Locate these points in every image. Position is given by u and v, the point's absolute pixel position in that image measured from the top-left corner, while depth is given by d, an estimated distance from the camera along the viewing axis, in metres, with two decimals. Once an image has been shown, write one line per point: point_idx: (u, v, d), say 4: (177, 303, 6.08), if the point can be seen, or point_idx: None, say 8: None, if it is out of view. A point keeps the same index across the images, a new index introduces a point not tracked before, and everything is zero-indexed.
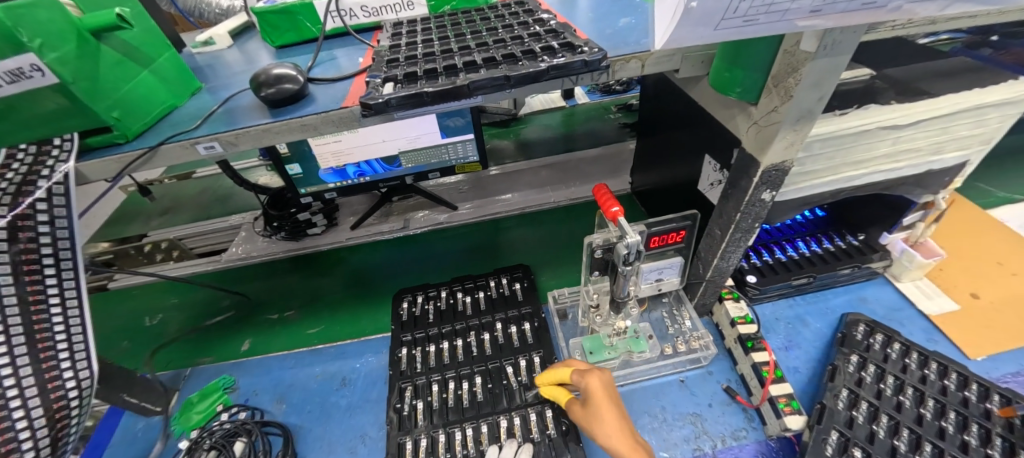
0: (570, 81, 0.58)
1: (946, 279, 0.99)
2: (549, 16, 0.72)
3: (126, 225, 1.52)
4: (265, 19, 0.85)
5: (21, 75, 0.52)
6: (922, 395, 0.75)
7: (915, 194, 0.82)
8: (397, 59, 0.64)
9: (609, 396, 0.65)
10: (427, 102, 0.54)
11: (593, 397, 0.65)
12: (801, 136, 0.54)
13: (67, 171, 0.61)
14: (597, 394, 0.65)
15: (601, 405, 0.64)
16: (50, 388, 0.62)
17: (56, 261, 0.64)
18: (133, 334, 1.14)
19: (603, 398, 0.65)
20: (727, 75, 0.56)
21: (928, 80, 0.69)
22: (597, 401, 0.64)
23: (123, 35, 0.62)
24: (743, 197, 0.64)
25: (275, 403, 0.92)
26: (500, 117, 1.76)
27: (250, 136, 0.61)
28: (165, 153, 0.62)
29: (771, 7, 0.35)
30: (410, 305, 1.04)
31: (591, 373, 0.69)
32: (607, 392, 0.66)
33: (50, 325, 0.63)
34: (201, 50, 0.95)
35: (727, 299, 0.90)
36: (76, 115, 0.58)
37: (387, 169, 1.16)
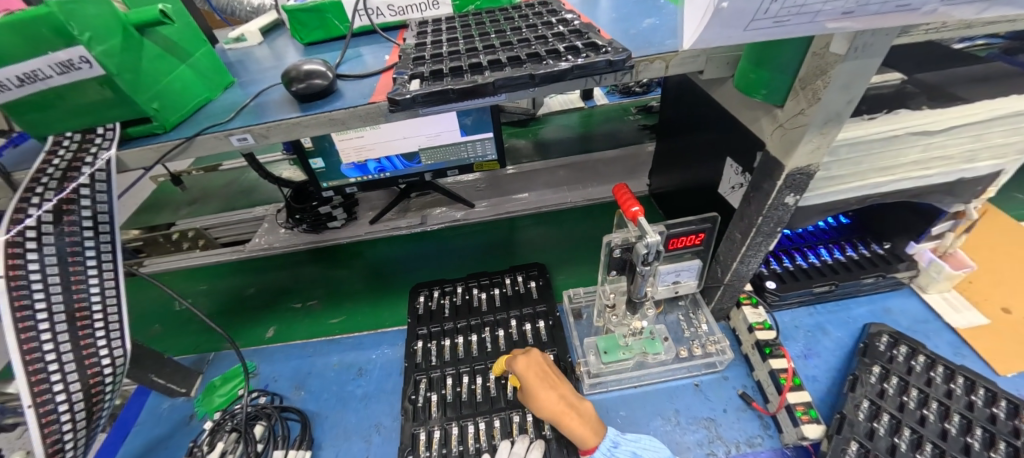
0: (593, 80, 0.58)
1: (975, 292, 0.96)
2: (573, 16, 0.72)
3: (156, 214, 1.58)
4: (295, 17, 0.87)
5: (71, 66, 0.55)
6: (947, 409, 0.73)
7: (945, 203, 0.79)
8: (423, 57, 0.65)
9: (536, 371, 0.73)
10: (452, 99, 0.55)
11: (525, 378, 0.72)
12: (828, 139, 0.53)
13: (110, 159, 0.63)
14: (527, 374, 0.72)
15: (532, 383, 0.71)
16: (87, 364, 0.66)
17: (96, 244, 0.67)
18: (163, 318, 1.18)
19: (532, 376, 0.72)
20: (753, 76, 0.56)
21: (963, 86, 0.67)
22: (529, 381, 0.71)
23: (165, 31, 0.64)
24: (766, 200, 0.63)
25: (293, 389, 0.95)
26: (519, 116, 1.77)
27: (280, 129, 0.64)
28: (201, 144, 0.64)
29: (802, 9, 0.35)
30: (426, 299, 1.06)
31: (515, 355, 0.74)
32: (533, 369, 0.73)
33: (89, 304, 0.66)
34: (232, 46, 0.99)
35: (745, 304, 0.89)
36: (119, 106, 0.61)
37: (407, 165, 1.18)
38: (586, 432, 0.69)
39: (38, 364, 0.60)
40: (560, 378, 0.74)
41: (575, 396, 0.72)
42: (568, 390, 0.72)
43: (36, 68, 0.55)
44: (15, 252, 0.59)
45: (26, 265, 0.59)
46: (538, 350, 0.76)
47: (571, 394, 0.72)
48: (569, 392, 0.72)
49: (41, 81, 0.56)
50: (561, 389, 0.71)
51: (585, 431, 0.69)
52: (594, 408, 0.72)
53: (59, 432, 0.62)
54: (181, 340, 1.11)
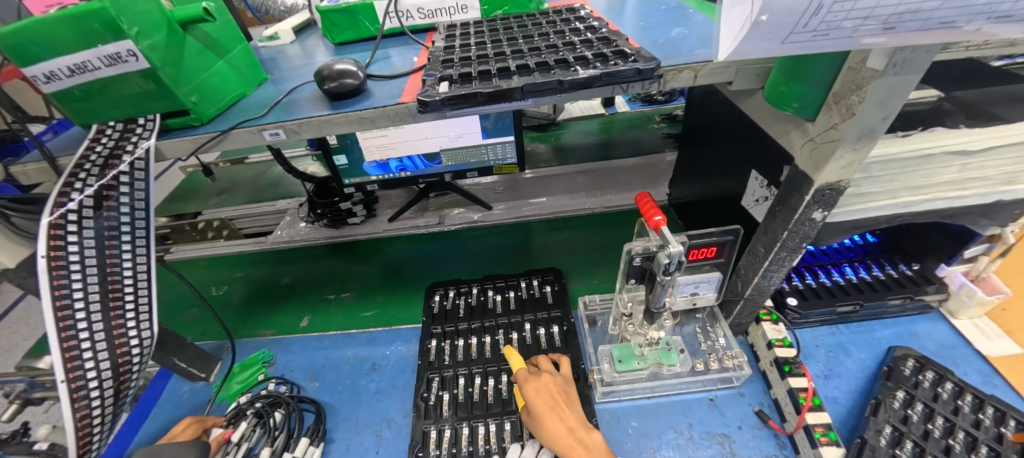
0: (621, 88, 0.58)
1: (1010, 320, 0.92)
2: (600, 23, 0.73)
3: (186, 203, 1.63)
4: (327, 17, 0.90)
5: (118, 59, 0.58)
6: (975, 440, 0.70)
7: (980, 225, 0.76)
8: (451, 59, 0.66)
9: (544, 397, 0.73)
10: (480, 102, 0.55)
11: (532, 403, 0.72)
12: (861, 156, 0.52)
13: (150, 148, 0.66)
14: (536, 401, 0.73)
15: (540, 409, 0.71)
16: (117, 344, 0.69)
17: (132, 229, 0.70)
18: (200, 302, 1.22)
19: (540, 402, 0.72)
20: (784, 88, 0.55)
21: (1004, 105, 0.65)
22: (536, 407, 0.72)
23: (206, 28, 0.67)
24: (792, 215, 0.62)
25: (308, 380, 0.97)
26: (539, 121, 1.78)
27: (311, 126, 0.65)
28: (235, 137, 0.66)
29: (842, 23, 0.34)
30: (441, 298, 1.07)
31: (527, 380, 0.76)
32: (541, 395, 0.73)
33: (121, 286, 0.69)
34: (266, 44, 1.02)
35: (764, 320, 0.87)
36: (160, 98, 0.64)
37: (428, 165, 1.19)
38: None
39: (71, 341, 0.63)
40: (571, 407, 0.73)
41: (584, 427, 0.70)
42: (577, 422, 0.70)
43: (86, 60, 0.58)
44: (57, 234, 0.61)
45: (66, 247, 0.62)
46: (550, 377, 0.77)
47: (580, 425, 0.70)
48: (578, 424, 0.70)
49: (89, 72, 0.59)
50: (571, 420, 0.70)
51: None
52: (604, 440, 0.69)
53: (88, 407, 0.66)
54: (218, 324, 1.14)
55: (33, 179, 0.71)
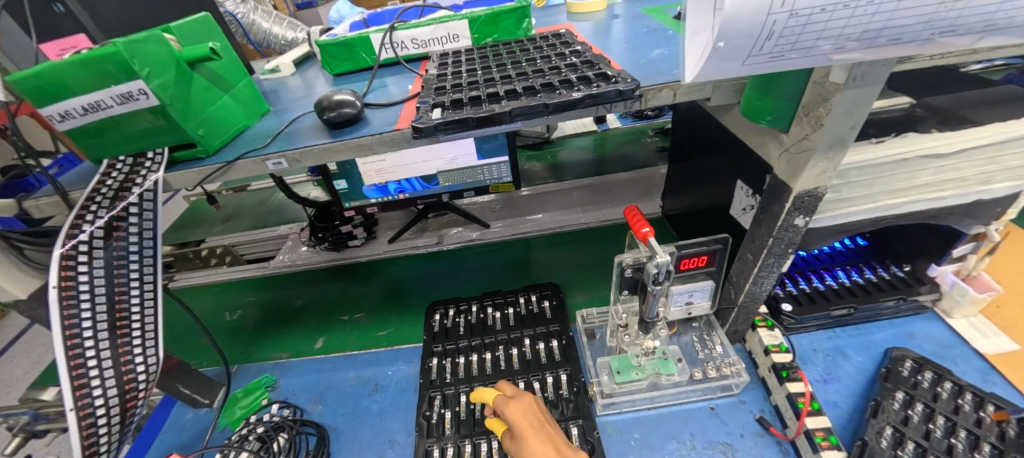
0: (604, 108, 0.61)
1: (1004, 317, 0.93)
2: (584, 47, 0.76)
3: (191, 232, 1.66)
4: (326, 51, 0.94)
5: (130, 98, 0.62)
6: (976, 439, 0.71)
7: (964, 225, 0.78)
8: (444, 87, 0.70)
9: (522, 418, 0.68)
10: (472, 126, 0.59)
11: (517, 426, 0.68)
12: (834, 163, 0.55)
13: (158, 180, 0.69)
14: (519, 422, 0.68)
15: (520, 433, 0.67)
16: (123, 370, 0.70)
17: (140, 257, 0.72)
18: (214, 328, 1.23)
19: (520, 425, 0.67)
20: (757, 103, 0.58)
21: (972, 109, 0.68)
22: (518, 431, 0.67)
23: (212, 65, 0.70)
24: (775, 222, 0.64)
25: (312, 403, 0.97)
26: (533, 140, 1.82)
27: (312, 154, 0.68)
28: (240, 167, 0.69)
29: (796, 44, 0.37)
30: (442, 317, 1.08)
31: (505, 402, 0.71)
32: (519, 416, 0.69)
33: (128, 314, 0.71)
34: (268, 77, 1.06)
35: (760, 327, 0.88)
36: (169, 132, 0.67)
37: (426, 187, 1.22)
38: None
39: (80, 369, 0.64)
40: (556, 430, 0.68)
41: (571, 448, 0.65)
42: (564, 443, 0.66)
43: (100, 99, 0.61)
44: (68, 266, 0.63)
45: (77, 277, 0.64)
46: (531, 399, 0.73)
47: (567, 446, 0.65)
48: (565, 445, 0.65)
49: (102, 110, 0.63)
50: (557, 441, 0.66)
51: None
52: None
53: (95, 435, 0.67)
54: (232, 348, 1.16)
55: (45, 213, 0.74)
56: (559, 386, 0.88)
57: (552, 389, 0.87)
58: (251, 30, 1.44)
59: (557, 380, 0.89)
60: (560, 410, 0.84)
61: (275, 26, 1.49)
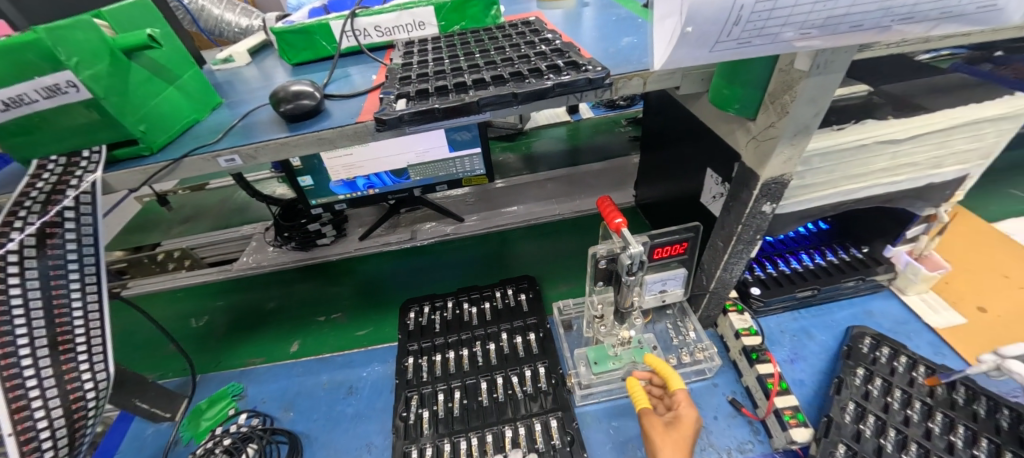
0: (574, 98, 0.60)
1: (952, 293, 0.98)
2: (554, 35, 0.75)
3: (148, 234, 1.56)
4: (283, 38, 0.88)
5: (58, 91, 0.56)
6: (930, 409, 0.75)
7: (917, 207, 0.82)
8: (409, 77, 0.67)
9: (691, 428, 0.66)
10: (438, 118, 0.56)
11: (685, 430, 0.65)
12: (798, 150, 0.56)
13: (96, 181, 0.63)
14: (686, 428, 0.65)
15: (678, 435, 0.65)
16: (69, 389, 0.65)
17: (80, 266, 0.67)
18: (180, 335, 1.16)
19: (686, 433, 0.65)
20: (726, 92, 0.58)
21: (924, 96, 0.71)
22: (679, 434, 0.65)
23: (153, 54, 0.65)
24: (743, 209, 0.65)
25: (282, 410, 0.93)
26: (506, 131, 1.80)
27: (268, 150, 0.64)
28: (188, 165, 0.65)
29: (763, 30, 0.37)
30: (417, 315, 1.05)
31: (689, 401, 0.68)
32: (688, 421, 0.66)
33: (71, 328, 0.66)
34: (220, 67, 0.99)
35: (730, 311, 0.90)
36: (106, 128, 0.61)
37: (396, 181, 1.18)
38: None
39: (16, 391, 0.60)
40: None
41: None
42: None
43: (23, 93, 0.55)
44: None
45: (7, 290, 0.60)
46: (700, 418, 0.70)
47: None
48: None
49: (27, 105, 0.57)
50: None
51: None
52: None
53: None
54: (203, 356, 1.09)
55: None
56: (537, 379, 0.88)
57: (530, 382, 0.87)
58: (201, 17, 1.37)
59: (535, 373, 0.89)
60: (539, 404, 0.84)
61: (228, 13, 1.39)
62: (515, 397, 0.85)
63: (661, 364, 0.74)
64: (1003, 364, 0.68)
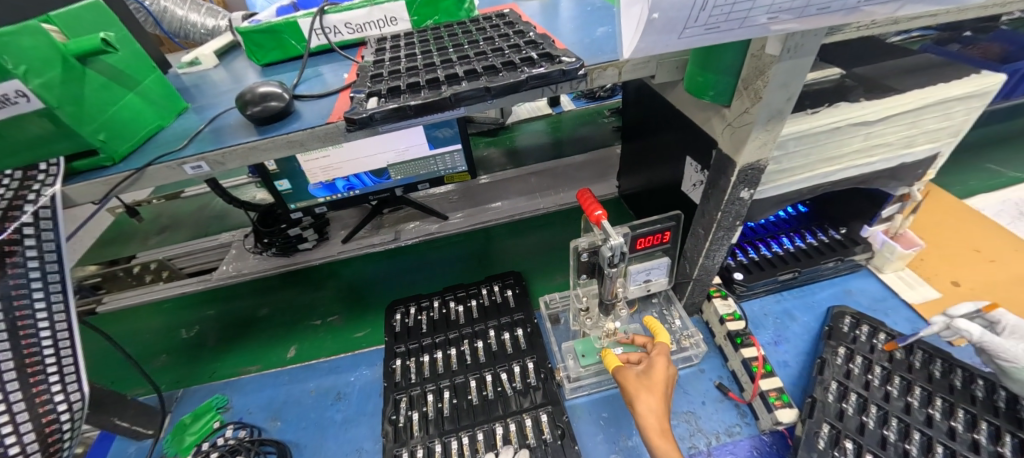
0: (550, 90, 0.59)
1: (926, 269, 1.01)
2: (529, 27, 0.74)
3: (123, 246, 1.51)
4: (250, 39, 0.85)
5: (7, 101, 0.53)
6: (908, 384, 0.77)
7: (891, 187, 0.84)
8: (380, 74, 0.65)
9: (663, 376, 0.65)
10: (410, 116, 0.55)
11: (657, 376, 0.65)
12: (773, 135, 0.56)
13: (55, 194, 0.61)
14: (659, 375, 0.65)
15: (652, 383, 0.64)
16: (41, 413, 0.63)
17: (45, 284, 0.65)
18: (170, 348, 1.13)
19: (659, 380, 0.65)
20: (699, 79, 0.58)
21: (894, 78, 0.72)
22: (652, 381, 0.64)
23: (109, 59, 0.61)
24: (723, 196, 0.66)
25: (270, 420, 0.92)
26: (488, 126, 1.78)
27: (236, 155, 0.62)
28: (152, 174, 0.62)
29: (731, 15, 0.36)
30: (403, 316, 1.04)
31: (664, 353, 0.69)
32: (660, 369, 0.66)
33: (39, 349, 0.64)
34: (186, 71, 0.95)
35: (715, 297, 0.91)
36: (63, 140, 0.59)
37: (377, 182, 1.16)
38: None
39: None
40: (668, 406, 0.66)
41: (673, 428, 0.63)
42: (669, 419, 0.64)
43: None
44: None
45: None
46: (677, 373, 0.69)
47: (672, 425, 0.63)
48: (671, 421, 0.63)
49: None
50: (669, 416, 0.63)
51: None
52: None
53: None
54: (195, 369, 1.06)
55: None
56: (525, 375, 0.88)
57: (519, 379, 0.87)
58: (164, 19, 1.34)
59: (524, 369, 0.89)
60: (530, 399, 0.84)
61: (192, 14, 1.33)
62: (505, 394, 0.85)
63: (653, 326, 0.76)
64: (952, 323, 0.72)
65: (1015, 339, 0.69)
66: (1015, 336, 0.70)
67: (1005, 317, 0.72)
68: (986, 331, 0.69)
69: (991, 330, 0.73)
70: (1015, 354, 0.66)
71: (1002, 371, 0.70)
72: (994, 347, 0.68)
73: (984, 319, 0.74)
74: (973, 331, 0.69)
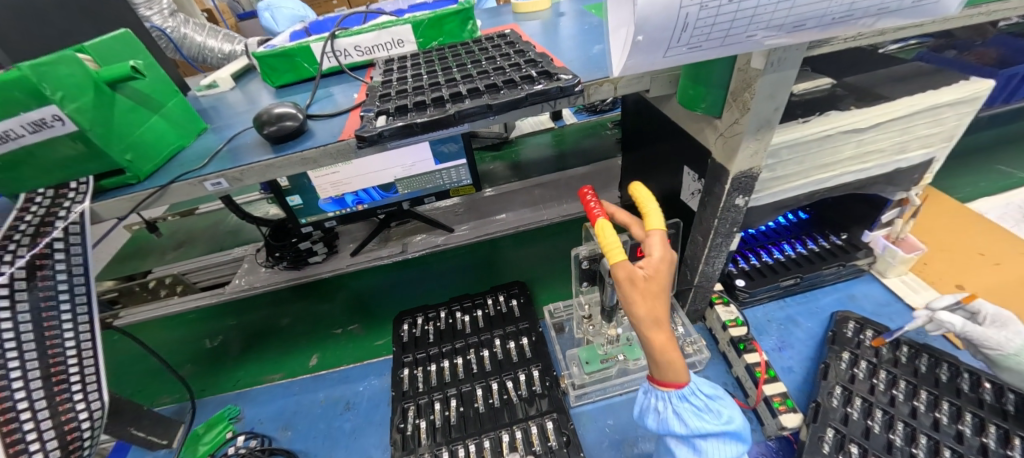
0: (549, 105, 0.62)
1: (930, 274, 1.01)
2: (529, 46, 0.77)
3: (141, 262, 1.56)
4: (265, 63, 0.90)
5: (44, 125, 0.57)
6: (914, 388, 0.77)
7: (888, 192, 0.85)
8: (388, 94, 0.69)
9: (666, 276, 0.55)
10: (417, 132, 0.58)
11: (654, 281, 0.53)
12: (763, 144, 0.59)
13: (84, 211, 0.65)
14: (657, 280, 0.53)
15: (654, 290, 0.53)
16: (63, 420, 0.65)
17: (71, 297, 0.68)
18: (195, 357, 1.17)
19: (661, 284, 0.54)
20: (692, 92, 0.60)
21: (884, 86, 0.74)
22: (655, 288, 0.54)
23: (136, 84, 0.66)
24: (719, 203, 0.68)
25: (280, 430, 0.93)
26: (492, 140, 1.82)
27: (254, 172, 0.66)
28: (175, 191, 0.66)
29: (712, 35, 0.39)
30: (410, 326, 1.06)
31: (664, 242, 0.56)
32: (664, 272, 0.55)
33: (64, 359, 0.67)
34: (205, 93, 1.01)
35: (717, 304, 0.92)
36: (93, 160, 0.63)
37: (384, 196, 1.20)
38: (676, 368, 0.57)
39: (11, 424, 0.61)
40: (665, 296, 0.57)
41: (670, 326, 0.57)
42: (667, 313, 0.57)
43: (8, 128, 0.57)
44: None
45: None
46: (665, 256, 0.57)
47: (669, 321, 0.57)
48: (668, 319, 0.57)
49: (13, 140, 0.58)
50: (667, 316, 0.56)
51: (660, 374, 0.58)
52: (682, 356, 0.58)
53: None
54: (213, 379, 1.09)
55: None
56: (531, 383, 0.89)
57: (524, 386, 0.88)
58: (183, 44, 1.39)
59: (529, 377, 0.90)
60: (536, 407, 0.85)
61: (210, 40, 1.42)
62: (511, 401, 0.86)
63: (644, 195, 0.59)
64: (934, 316, 0.75)
65: (996, 327, 0.73)
66: (996, 325, 0.73)
67: (984, 306, 0.75)
68: (967, 322, 0.72)
69: (972, 321, 0.76)
70: (999, 341, 0.70)
71: (992, 361, 0.74)
72: (977, 337, 0.71)
73: (965, 311, 0.77)
74: (956, 323, 0.72)
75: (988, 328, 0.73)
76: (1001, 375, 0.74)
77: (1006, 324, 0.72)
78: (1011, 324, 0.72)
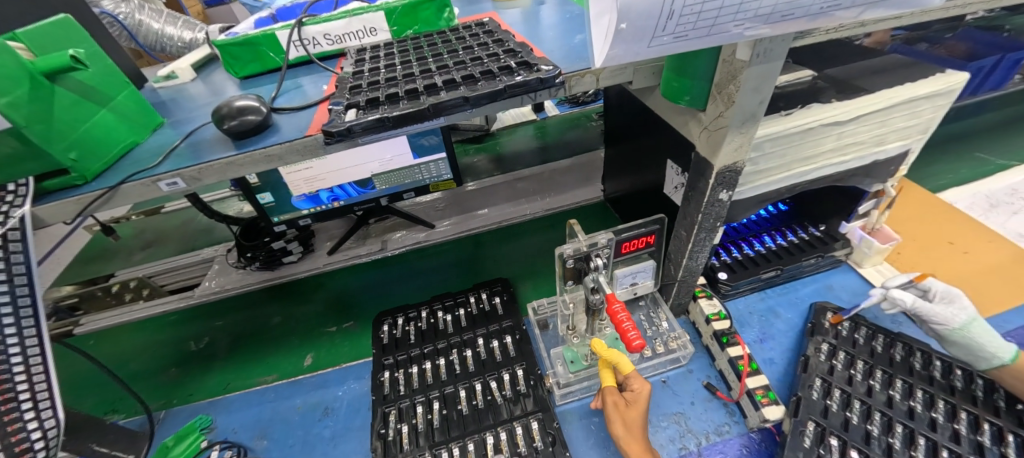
0: (529, 97, 0.60)
1: (904, 262, 1.03)
2: (508, 36, 0.74)
3: (104, 264, 1.47)
4: (226, 51, 0.84)
5: None
6: (889, 377, 0.78)
7: (866, 184, 0.86)
8: (359, 85, 0.65)
9: (640, 413, 0.70)
10: (389, 127, 0.55)
11: (627, 411, 0.70)
12: (748, 138, 0.58)
13: (25, 215, 0.59)
14: (631, 411, 0.70)
15: (629, 416, 0.70)
16: (13, 441, 0.60)
17: (14, 308, 0.63)
18: (180, 361, 1.10)
19: (635, 419, 0.69)
20: (676, 84, 0.58)
21: (865, 78, 0.74)
22: (629, 419, 0.69)
23: (79, 76, 0.61)
24: (702, 198, 0.67)
25: (256, 439, 0.90)
26: (473, 133, 1.79)
27: (213, 170, 0.61)
28: (126, 192, 0.61)
29: (697, 24, 0.37)
30: (391, 327, 1.03)
31: (639, 384, 0.71)
32: (638, 407, 0.70)
33: (11, 376, 0.62)
34: (163, 84, 0.93)
35: (700, 297, 0.92)
36: (32, 159, 0.57)
37: (361, 192, 1.15)
38: None
39: None
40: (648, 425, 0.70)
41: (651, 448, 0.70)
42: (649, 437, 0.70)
43: None
44: None
45: None
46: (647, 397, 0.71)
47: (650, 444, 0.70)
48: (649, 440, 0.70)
49: None
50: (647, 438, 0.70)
51: None
52: None
53: None
54: (186, 386, 1.04)
55: None
56: (515, 383, 0.87)
57: (509, 386, 0.86)
58: (139, 32, 1.31)
59: (513, 377, 0.88)
60: (521, 406, 0.83)
61: (169, 27, 1.34)
62: (496, 402, 0.84)
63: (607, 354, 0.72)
64: (887, 294, 0.77)
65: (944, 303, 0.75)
66: (945, 302, 0.75)
67: (935, 284, 0.77)
68: (918, 299, 0.74)
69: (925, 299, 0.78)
70: (945, 318, 0.72)
71: (940, 335, 0.76)
72: (926, 313, 0.74)
73: (919, 289, 0.79)
74: (908, 299, 0.74)
75: (936, 304, 0.75)
76: (951, 350, 0.76)
77: (954, 299, 0.74)
78: (958, 300, 0.74)
